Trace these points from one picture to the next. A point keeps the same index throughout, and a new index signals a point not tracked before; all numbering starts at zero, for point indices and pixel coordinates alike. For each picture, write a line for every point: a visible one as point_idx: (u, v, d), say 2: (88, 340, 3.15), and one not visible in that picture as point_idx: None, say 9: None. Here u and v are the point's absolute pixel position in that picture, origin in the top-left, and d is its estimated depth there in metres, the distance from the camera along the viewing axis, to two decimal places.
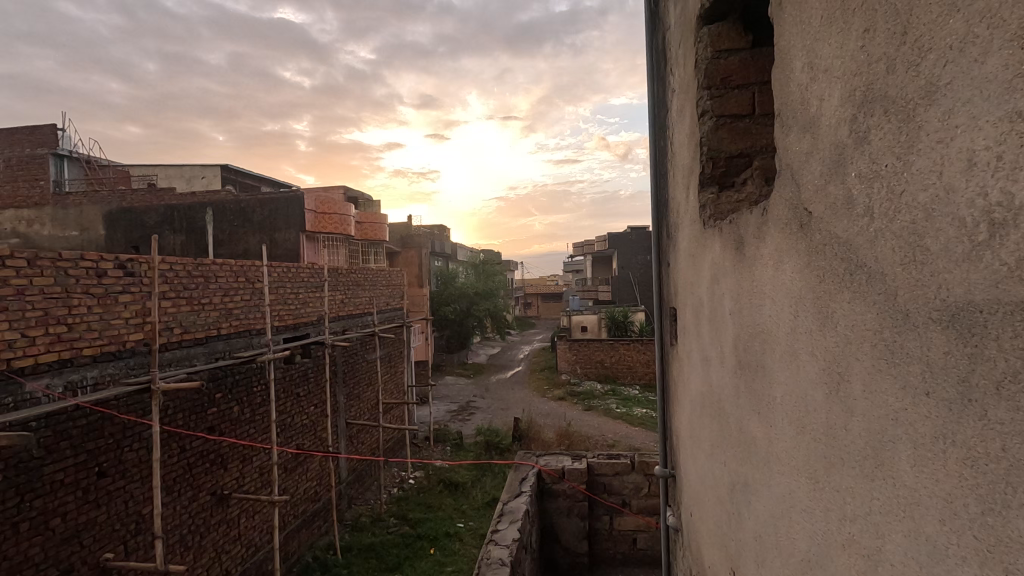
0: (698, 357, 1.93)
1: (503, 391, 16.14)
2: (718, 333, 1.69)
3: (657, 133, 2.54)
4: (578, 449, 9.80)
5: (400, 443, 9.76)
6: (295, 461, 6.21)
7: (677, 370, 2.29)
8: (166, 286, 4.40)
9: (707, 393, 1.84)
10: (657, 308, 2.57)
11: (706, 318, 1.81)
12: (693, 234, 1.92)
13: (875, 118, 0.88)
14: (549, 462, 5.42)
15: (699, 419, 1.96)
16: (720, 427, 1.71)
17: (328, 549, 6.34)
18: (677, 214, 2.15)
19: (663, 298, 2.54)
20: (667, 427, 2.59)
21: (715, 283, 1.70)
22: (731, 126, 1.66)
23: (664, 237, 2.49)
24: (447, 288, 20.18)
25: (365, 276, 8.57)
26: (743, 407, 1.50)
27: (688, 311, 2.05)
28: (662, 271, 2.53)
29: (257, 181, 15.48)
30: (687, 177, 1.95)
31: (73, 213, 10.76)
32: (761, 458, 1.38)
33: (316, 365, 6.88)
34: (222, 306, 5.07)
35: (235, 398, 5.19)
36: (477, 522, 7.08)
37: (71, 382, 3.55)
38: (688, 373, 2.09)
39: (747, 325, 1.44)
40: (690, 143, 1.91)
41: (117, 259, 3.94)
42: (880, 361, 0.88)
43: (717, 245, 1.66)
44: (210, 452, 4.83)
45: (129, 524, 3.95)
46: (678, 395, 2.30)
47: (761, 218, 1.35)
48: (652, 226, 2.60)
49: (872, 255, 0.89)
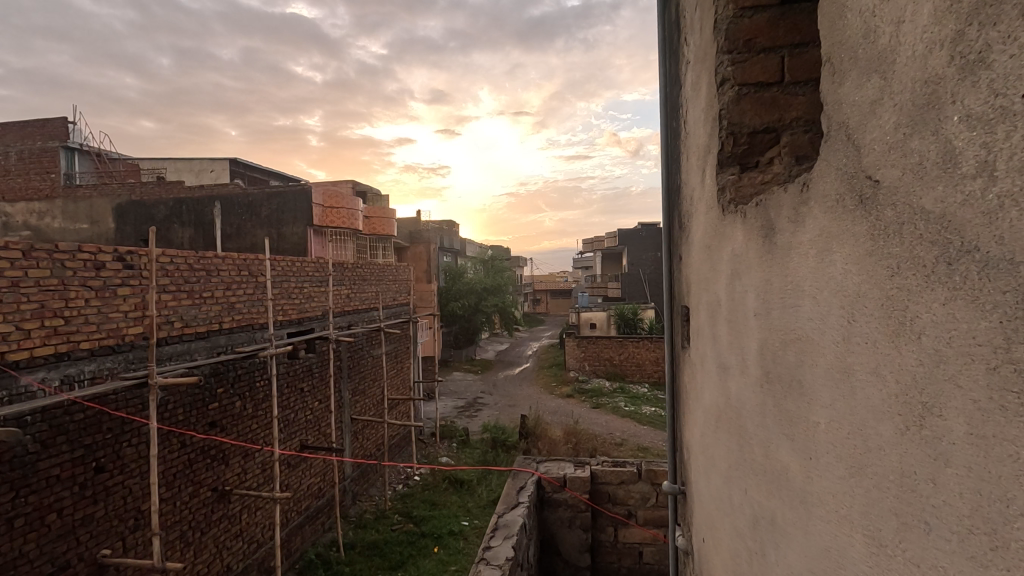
0: (713, 364, 1.80)
1: (510, 388, 16.06)
2: (739, 339, 1.56)
3: (668, 114, 2.42)
4: (584, 450, 9.68)
5: (405, 439, 9.70)
6: (297, 458, 6.17)
7: (688, 377, 2.18)
8: (166, 279, 4.35)
9: (722, 404, 1.73)
10: (667, 307, 2.45)
11: (723, 322, 1.70)
12: (710, 223, 1.79)
13: (1004, 24, 0.74)
14: (551, 469, 5.32)
15: (714, 434, 1.83)
16: (739, 446, 1.59)
17: (331, 546, 6.29)
18: (692, 200, 2.03)
19: (674, 294, 2.42)
20: (675, 439, 2.47)
21: (736, 279, 1.58)
22: (755, 96, 1.53)
23: (676, 228, 2.36)
24: (455, 284, 20.10)
25: (371, 271, 8.51)
26: (771, 429, 1.38)
27: (702, 310, 1.93)
28: (674, 262, 2.40)
29: (266, 174, 15.47)
30: (704, 157, 1.82)
31: (83, 206, 10.80)
32: (796, 493, 1.26)
33: (320, 360, 6.83)
34: (224, 299, 5.01)
35: (237, 393, 5.13)
36: (481, 521, 7.00)
37: (67, 375, 3.49)
38: (702, 379, 1.96)
39: (777, 331, 1.32)
40: (707, 119, 1.78)
41: (116, 251, 3.87)
42: (1002, 393, 0.75)
43: (740, 234, 1.54)
44: (210, 448, 4.78)
45: (128, 519, 3.91)
46: (689, 402, 2.18)
47: (800, 195, 1.23)
48: (662, 215, 2.48)
49: (996, 234, 0.75)
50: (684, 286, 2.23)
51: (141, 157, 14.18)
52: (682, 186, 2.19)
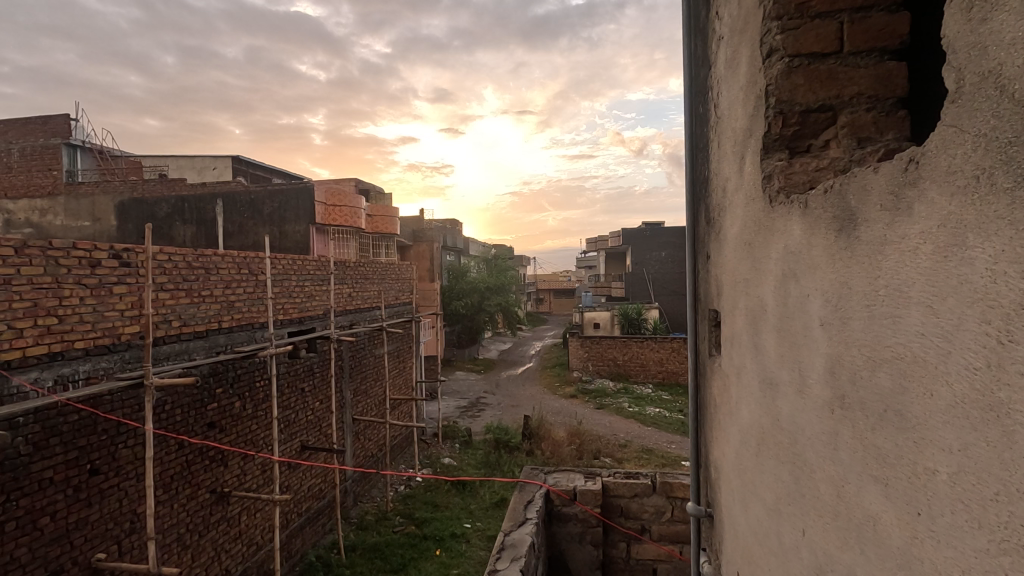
0: (758, 380, 1.59)
1: (513, 388, 15.97)
2: (798, 355, 1.34)
3: (693, 96, 2.32)
4: (588, 452, 9.60)
5: (407, 439, 9.62)
6: (297, 459, 6.08)
7: (723, 389, 1.99)
8: (164, 277, 4.26)
9: (770, 426, 1.52)
10: (691, 313, 2.36)
11: (774, 331, 1.48)
12: (750, 216, 1.63)
13: None
14: (560, 481, 5.20)
15: (757, 460, 1.62)
16: (795, 481, 1.38)
17: (332, 548, 6.19)
18: (723, 191, 1.93)
19: (698, 293, 2.33)
20: (703, 457, 2.32)
21: (794, 282, 1.35)
22: (807, 68, 1.46)
23: (700, 223, 2.29)
24: (458, 283, 20.00)
25: (374, 269, 8.42)
26: (846, 464, 1.16)
27: (743, 314, 1.72)
28: (698, 261, 2.32)
29: (268, 172, 15.41)
30: (742, 142, 1.70)
31: (85, 203, 10.75)
32: (889, 553, 1.04)
33: (321, 360, 6.74)
34: (224, 298, 4.94)
35: (236, 393, 5.05)
36: (484, 523, 6.91)
37: (61, 376, 3.41)
38: (741, 395, 1.76)
39: (866, 347, 1.09)
40: (745, 98, 1.68)
41: (112, 248, 3.80)
42: None
43: (802, 226, 1.31)
44: (209, 449, 4.70)
45: (124, 522, 3.83)
46: (724, 419, 1.98)
47: (909, 175, 0.98)
48: (685, 207, 2.40)
49: None
50: (711, 289, 2.13)
51: (143, 155, 14.16)
52: (711, 178, 2.10)
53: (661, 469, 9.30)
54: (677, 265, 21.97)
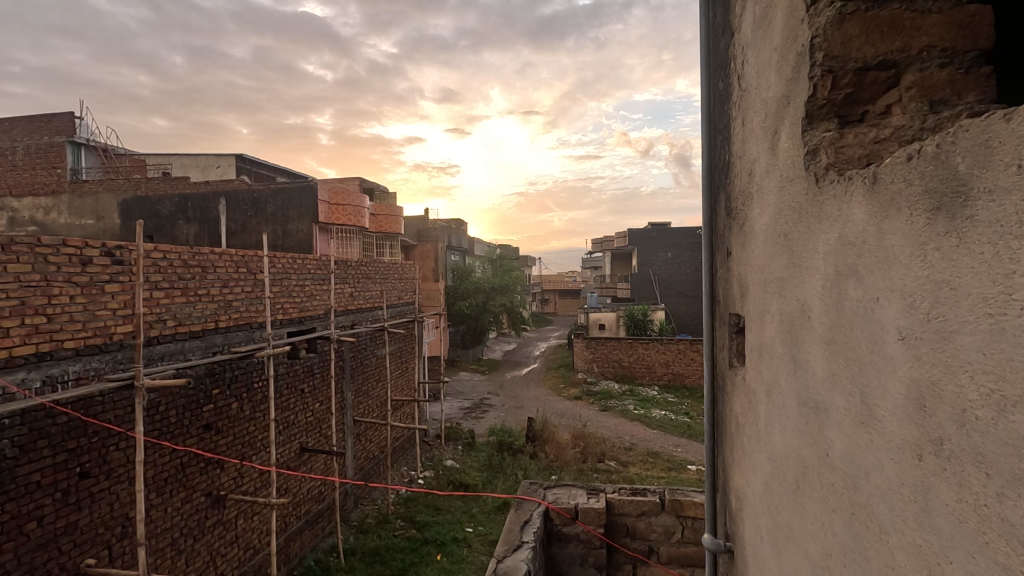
0: (810, 405, 1.36)
1: (517, 389, 15.85)
2: (867, 378, 1.11)
3: (712, 73, 2.24)
4: (592, 455, 9.47)
5: (409, 441, 9.51)
6: (297, 461, 6.00)
7: (753, 411, 1.80)
8: (158, 276, 4.16)
9: (823, 466, 1.29)
10: (707, 318, 2.26)
11: (827, 344, 1.27)
12: (791, 197, 1.47)
13: None
14: (560, 498, 5.05)
15: (807, 502, 1.39)
16: (861, 540, 1.14)
17: (331, 552, 6.10)
18: (751, 175, 1.79)
19: (715, 293, 2.23)
20: (726, 485, 2.15)
21: (860, 280, 1.12)
22: (866, 14, 1.34)
23: (720, 216, 2.15)
24: (462, 283, 19.89)
25: (376, 269, 8.30)
26: (944, 534, 0.91)
27: (783, 324, 1.52)
28: (716, 256, 2.20)
29: (273, 170, 15.35)
30: (779, 111, 1.56)
31: (90, 202, 10.71)
32: None
33: (322, 361, 6.63)
34: (221, 298, 4.83)
35: (233, 394, 4.96)
36: (487, 527, 6.79)
37: (50, 376, 3.32)
38: (783, 420, 1.54)
39: (983, 372, 0.83)
40: (781, 61, 1.55)
41: (105, 246, 3.70)
42: None
43: (870, 206, 1.09)
44: (205, 452, 4.61)
45: (115, 527, 3.73)
46: (756, 442, 1.77)
47: None
48: (701, 197, 2.30)
49: None
50: (734, 290, 1.98)
51: (148, 153, 14.14)
52: (733, 162, 1.98)
53: (667, 473, 9.16)
54: (684, 266, 21.75)
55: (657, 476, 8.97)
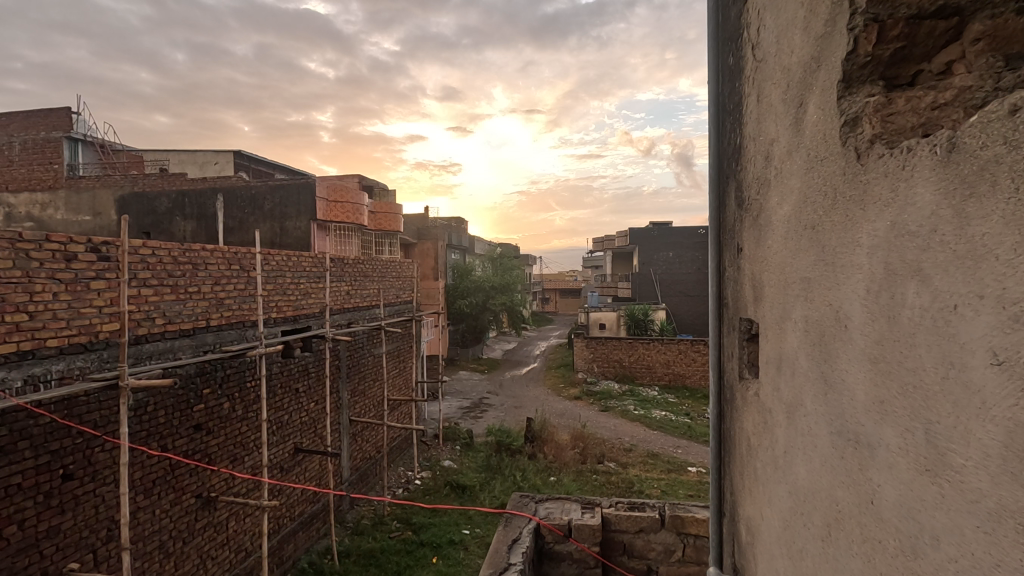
0: (850, 435, 1.23)
1: (517, 388, 15.76)
2: (941, 413, 0.97)
3: (719, 46, 2.17)
4: (592, 456, 9.38)
5: (407, 441, 9.42)
6: (291, 462, 5.90)
7: (771, 435, 1.67)
8: (147, 273, 4.06)
9: (868, 515, 1.15)
10: (715, 319, 2.19)
11: (871, 363, 1.15)
12: (824, 175, 1.34)
13: None
14: (553, 513, 4.94)
15: (842, 550, 1.26)
16: None
17: (326, 554, 6.00)
18: (767, 158, 1.68)
19: (724, 295, 2.14)
20: (737, 513, 2.03)
21: (925, 284, 0.99)
22: None
23: (729, 211, 2.05)
24: (462, 281, 19.78)
25: (373, 267, 8.20)
26: None
27: (812, 336, 1.40)
28: (725, 252, 2.11)
29: (271, 167, 15.26)
30: (803, 79, 1.46)
31: (86, 198, 10.62)
32: None
33: (317, 360, 6.53)
34: (212, 295, 4.74)
35: (225, 394, 4.87)
36: (484, 530, 6.71)
37: (32, 376, 3.21)
38: (813, 449, 1.40)
39: None
40: (805, 19, 1.43)
41: (90, 242, 3.60)
42: None
43: (946, 184, 0.96)
44: (195, 452, 4.51)
45: (100, 530, 3.64)
46: (775, 466, 1.64)
47: None
48: (707, 189, 2.21)
49: None
50: (747, 293, 1.87)
51: (146, 149, 14.05)
52: (745, 145, 1.88)
53: (668, 475, 9.05)
54: (685, 265, 21.61)
55: (657, 478, 8.86)
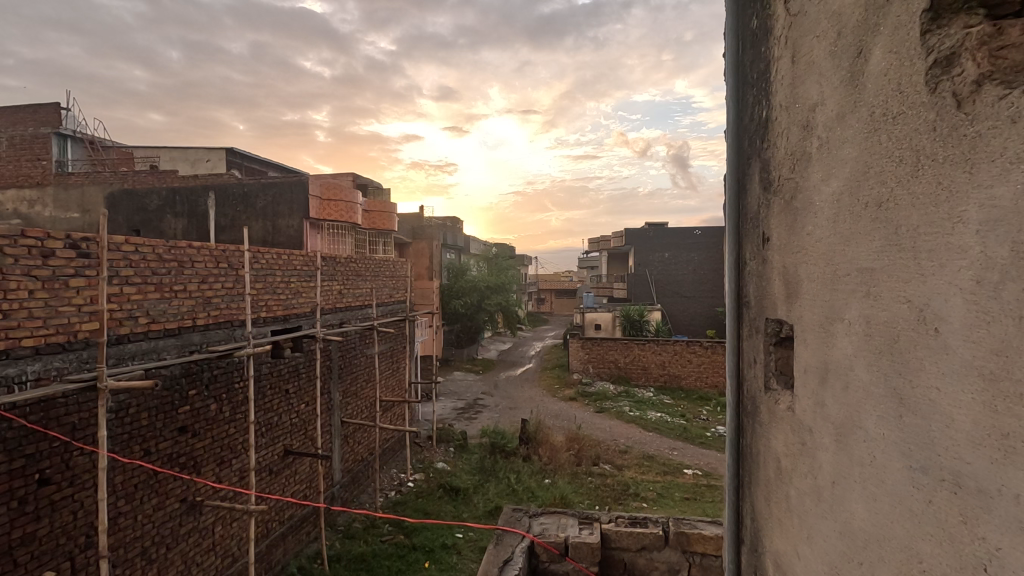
0: (947, 478, 1.11)
1: (511, 389, 15.66)
2: None
3: (738, 8, 2.06)
4: (587, 458, 9.29)
5: (400, 443, 9.31)
6: (281, 464, 5.78)
7: (812, 457, 1.57)
8: (130, 270, 3.93)
9: None
10: (730, 312, 2.12)
11: (985, 380, 1.03)
12: (899, 132, 1.23)
13: None
14: (549, 529, 4.84)
15: None
16: None
17: (315, 559, 5.88)
18: (807, 129, 1.59)
19: (741, 292, 2.06)
20: (758, 541, 1.94)
21: None
22: None
23: (750, 199, 1.97)
24: (457, 281, 19.65)
25: (366, 265, 8.08)
26: None
27: (876, 343, 1.30)
28: (743, 243, 2.03)
29: (264, 165, 15.08)
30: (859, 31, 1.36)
31: (75, 195, 10.44)
32: None
33: (308, 360, 6.41)
34: (199, 294, 4.61)
35: (212, 395, 4.74)
36: (477, 533, 6.61)
37: (5, 377, 3.09)
38: (880, 485, 1.29)
39: None
40: None
41: (69, 237, 3.48)
42: None
43: None
44: (180, 455, 4.38)
45: (78, 537, 3.52)
46: (819, 496, 1.54)
47: None
48: (725, 174, 2.12)
49: None
50: (774, 286, 1.79)
51: (136, 145, 13.86)
52: (773, 117, 1.79)
53: (663, 477, 8.97)
54: (681, 266, 21.56)
55: (652, 480, 8.78)
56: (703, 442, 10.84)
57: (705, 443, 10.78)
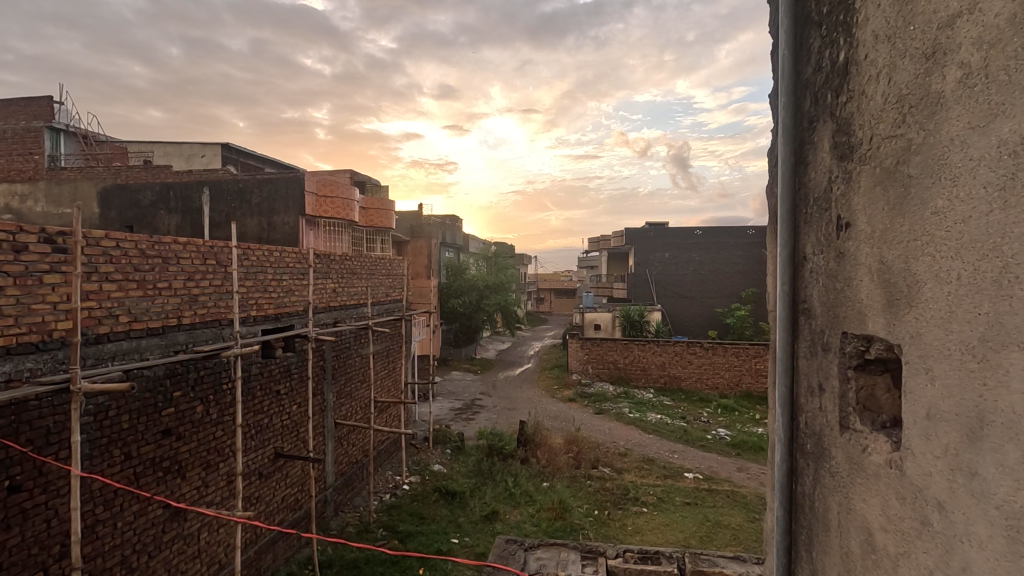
0: None
1: (510, 389, 15.51)
2: None
3: None
4: (586, 461, 9.12)
5: (395, 444, 9.16)
6: (271, 467, 5.61)
7: (948, 549, 1.22)
8: (110, 266, 3.76)
9: None
10: (782, 312, 1.86)
11: None
12: None
13: None
14: (546, 565, 4.68)
15: None
16: None
17: (307, 565, 5.71)
18: (945, 48, 1.27)
19: (795, 284, 1.83)
20: None
21: None
22: None
23: (816, 178, 1.73)
24: (456, 280, 19.50)
25: (362, 264, 7.89)
26: None
27: None
28: (802, 229, 1.80)
29: (261, 161, 14.89)
30: None
31: (67, 190, 10.27)
32: None
33: (301, 360, 6.23)
34: (185, 292, 4.44)
35: (198, 396, 4.57)
36: (473, 539, 6.45)
37: None
38: None
39: None
40: None
41: (43, 232, 3.31)
42: None
43: None
44: (162, 460, 4.20)
45: (52, 546, 3.35)
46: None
47: None
48: (779, 142, 1.87)
49: None
50: (859, 295, 1.52)
51: (131, 140, 13.67)
52: (870, 52, 1.51)
53: (663, 481, 8.81)
54: (681, 266, 21.35)
55: (652, 484, 8.61)
56: (704, 445, 10.68)
57: (706, 446, 10.62)
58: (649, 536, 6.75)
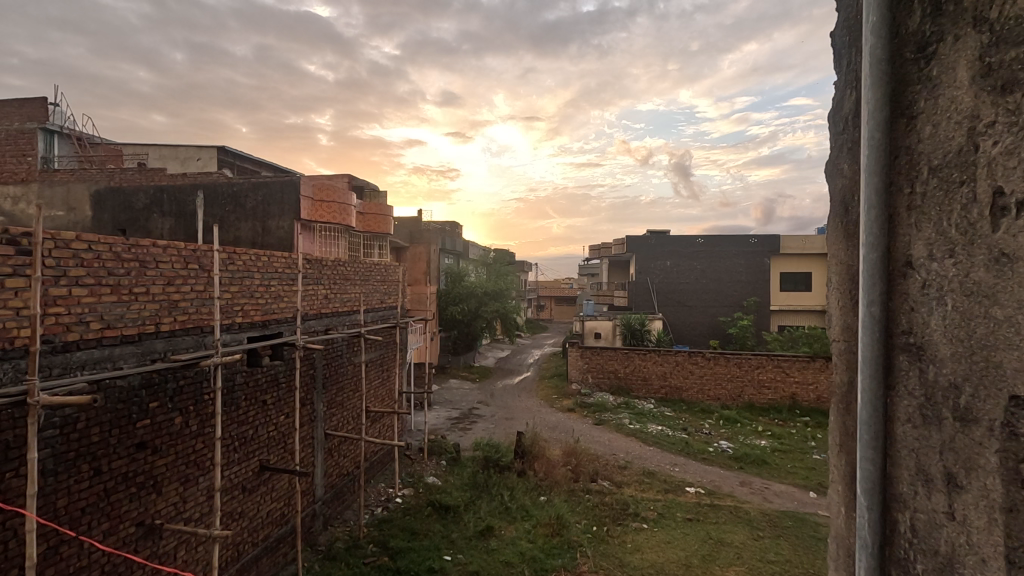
0: None
1: (508, 398, 15.27)
2: None
3: None
4: (585, 474, 8.86)
5: (388, 455, 8.94)
6: (256, 481, 5.37)
7: None
8: (80, 270, 3.54)
9: None
10: (876, 318, 1.50)
11: None
12: None
13: None
14: None
15: None
16: None
17: None
18: None
19: (904, 288, 1.46)
20: None
21: None
22: None
23: (943, 129, 1.38)
24: (455, 287, 19.28)
25: (355, 269, 7.68)
26: None
27: None
28: (911, 208, 1.45)
29: (258, 165, 14.73)
30: None
31: (60, 192, 10.08)
32: None
33: (288, 369, 6.00)
34: (164, 297, 4.23)
35: (177, 407, 4.35)
36: (467, 556, 6.20)
37: None
38: None
39: None
40: None
41: (6, 232, 3.11)
42: None
43: None
44: (136, 475, 3.96)
45: (9, 570, 3.12)
46: None
47: None
48: (870, 81, 1.51)
49: None
50: None
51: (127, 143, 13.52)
52: None
53: (664, 496, 8.54)
54: (683, 274, 21.09)
55: (653, 499, 8.34)
56: (705, 457, 10.44)
57: (708, 459, 10.36)
58: (648, 553, 6.49)
